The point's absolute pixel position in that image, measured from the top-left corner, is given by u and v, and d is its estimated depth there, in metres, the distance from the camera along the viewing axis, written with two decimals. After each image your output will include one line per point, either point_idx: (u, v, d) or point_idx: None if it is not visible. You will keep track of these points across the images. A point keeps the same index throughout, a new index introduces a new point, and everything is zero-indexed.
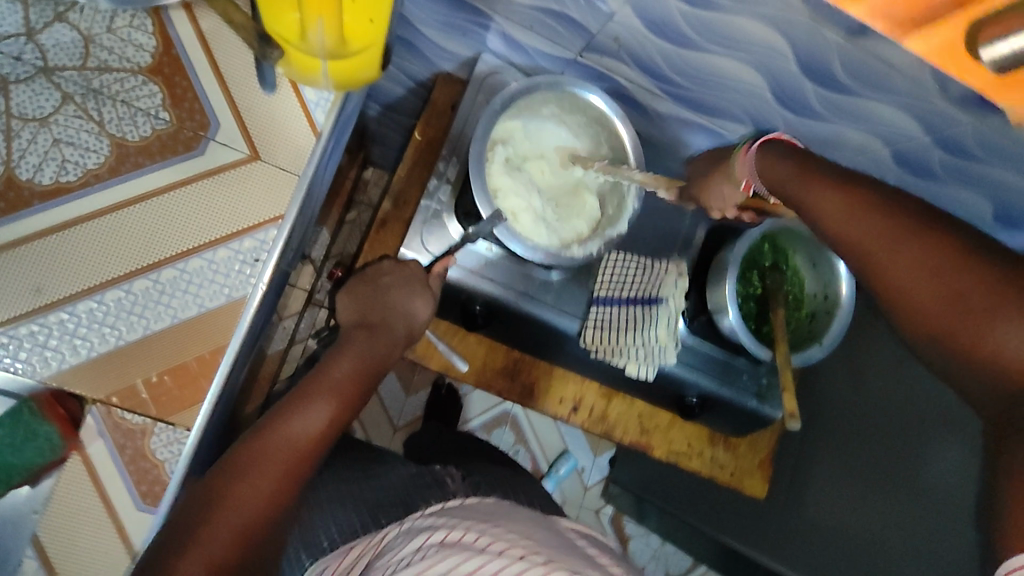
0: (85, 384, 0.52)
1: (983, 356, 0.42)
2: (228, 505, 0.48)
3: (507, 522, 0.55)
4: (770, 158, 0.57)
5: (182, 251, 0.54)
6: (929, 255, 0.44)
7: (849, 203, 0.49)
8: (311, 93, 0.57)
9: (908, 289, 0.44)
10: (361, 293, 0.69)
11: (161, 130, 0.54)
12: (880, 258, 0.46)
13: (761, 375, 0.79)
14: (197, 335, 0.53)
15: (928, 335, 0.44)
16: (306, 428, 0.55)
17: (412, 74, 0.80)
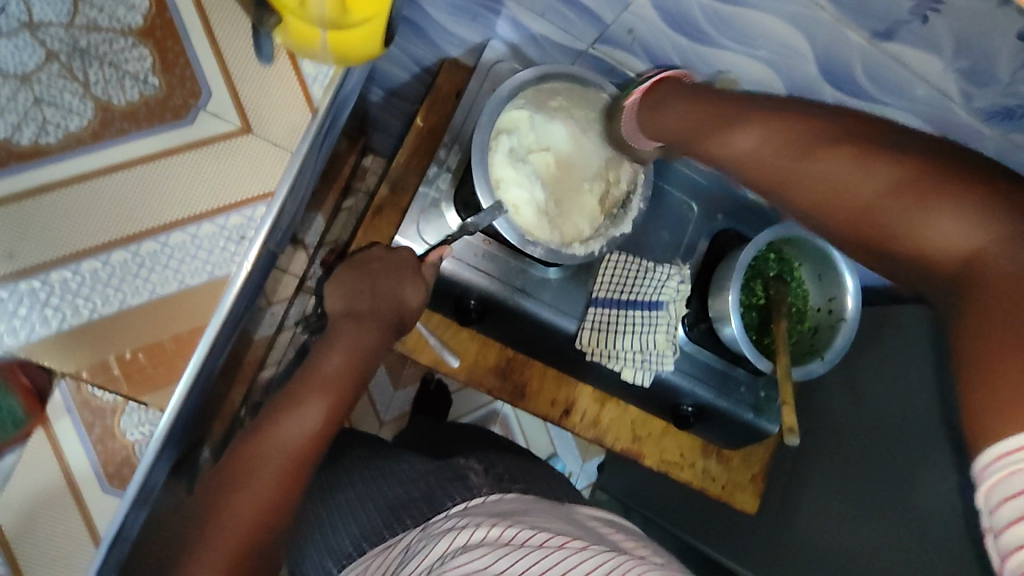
0: (56, 355, 0.51)
1: (922, 243, 0.37)
2: (225, 520, 0.48)
3: (531, 513, 0.54)
4: (670, 98, 0.55)
5: (165, 224, 0.52)
6: (853, 159, 0.40)
7: (768, 134, 0.46)
8: (310, 67, 0.55)
9: (846, 193, 0.40)
10: (348, 280, 0.63)
11: (148, 95, 0.52)
12: (810, 174, 0.42)
13: (759, 388, 0.77)
14: (174, 312, 0.52)
15: (870, 240, 0.40)
16: (296, 432, 0.53)
17: (417, 59, 0.78)
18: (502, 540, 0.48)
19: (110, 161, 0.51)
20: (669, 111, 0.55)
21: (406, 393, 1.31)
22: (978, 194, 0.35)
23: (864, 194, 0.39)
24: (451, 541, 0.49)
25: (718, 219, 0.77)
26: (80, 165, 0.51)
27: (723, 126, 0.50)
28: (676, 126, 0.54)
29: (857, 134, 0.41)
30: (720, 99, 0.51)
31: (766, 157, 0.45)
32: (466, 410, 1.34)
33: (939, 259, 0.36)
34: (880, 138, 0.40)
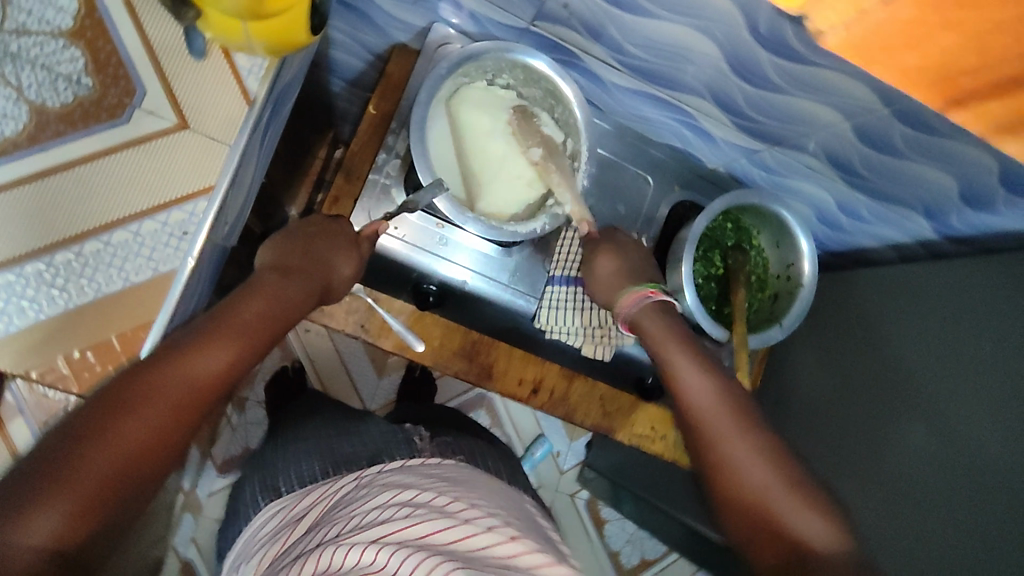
0: (23, 354, 0.55)
1: (789, 539, 0.47)
2: (103, 443, 0.41)
3: (473, 488, 0.59)
4: (645, 321, 0.62)
5: (106, 224, 0.55)
6: (776, 471, 0.50)
7: (722, 413, 0.54)
8: (243, 60, 0.57)
9: (745, 479, 0.51)
10: (283, 243, 0.60)
11: (82, 96, 0.54)
12: (720, 447, 0.53)
13: (722, 357, 0.77)
14: (125, 307, 0.57)
15: (754, 529, 0.49)
16: (209, 365, 0.47)
17: (368, 46, 0.78)
18: (443, 508, 0.53)
19: (60, 158, 0.54)
20: (651, 324, 0.62)
21: (390, 382, 1.32)
22: (822, 513, 0.47)
23: (760, 481, 0.50)
24: (394, 496, 0.54)
25: (674, 191, 0.81)
26: (42, 164, 0.54)
27: (669, 361, 0.59)
28: (647, 330, 0.62)
29: (751, 431, 0.53)
30: (699, 352, 0.60)
31: (705, 431, 0.54)
32: (451, 396, 1.36)
33: (796, 547, 0.47)
34: (771, 444, 0.52)
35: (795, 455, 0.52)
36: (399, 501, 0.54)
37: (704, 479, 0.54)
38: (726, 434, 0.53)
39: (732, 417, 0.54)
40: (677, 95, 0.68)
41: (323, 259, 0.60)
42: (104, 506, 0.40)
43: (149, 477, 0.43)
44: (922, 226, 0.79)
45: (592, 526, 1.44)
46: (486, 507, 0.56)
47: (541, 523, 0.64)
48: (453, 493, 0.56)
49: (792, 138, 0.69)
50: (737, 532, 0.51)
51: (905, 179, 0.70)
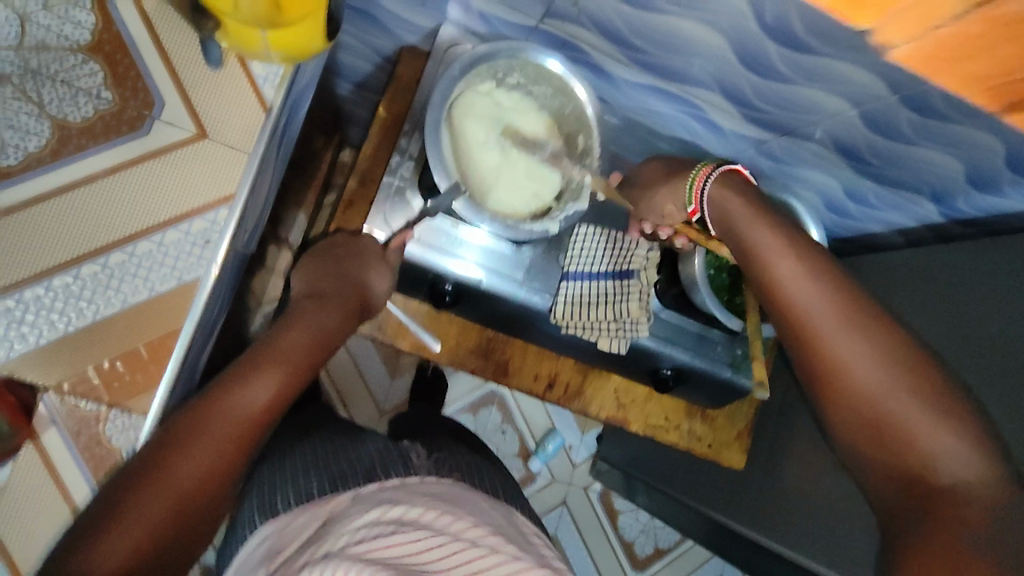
0: (41, 371, 0.54)
1: (927, 465, 0.52)
2: (164, 476, 0.50)
3: (458, 505, 0.62)
4: (725, 202, 0.64)
5: (131, 234, 0.54)
6: (885, 367, 0.54)
7: (851, 322, 0.56)
8: (259, 67, 0.55)
9: (868, 382, 0.54)
10: (318, 265, 0.66)
11: (104, 110, 0.54)
12: (826, 345, 0.56)
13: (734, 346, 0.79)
14: (153, 317, 0.55)
15: (872, 444, 0.55)
16: (251, 402, 0.54)
17: (378, 49, 0.78)
18: (433, 526, 0.57)
19: (78, 172, 0.53)
20: (727, 199, 0.64)
21: (402, 381, 1.32)
22: (954, 426, 0.52)
23: (878, 382, 0.54)
24: (381, 513, 0.57)
25: None
26: (54, 179, 0.53)
27: (766, 260, 0.60)
28: (732, 211, 0.63)
29: (878, 330, 0.56)
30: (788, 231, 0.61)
31: (816, 328, 0.57)
32: (462, 393, 1.37)
33: (925, 467, 0.52)
34: (889, 349, 0.55)
35: (902, 325, 0.56)
36: (390, 518, 0.57)
37: (811, 380, 0.58)
38: (838, 353, 0.56)
39: (842, 321, 0.56)
40: (685, 89, 0.69)
41: (352, 289, 0.65)
42: (184, 520, 0.50)
43: (212, 500, 0.52)
44: (929, 210, 0.80)
45: (605, 518, 1.45)
46: (470, 520, 0.60)
47: (532, 537, 0.65)
48: (442, 509, 0.60)
49: (800, 127, 0.70)
50: (842, 428, 0.57)
51: (912, 165, 0.70)
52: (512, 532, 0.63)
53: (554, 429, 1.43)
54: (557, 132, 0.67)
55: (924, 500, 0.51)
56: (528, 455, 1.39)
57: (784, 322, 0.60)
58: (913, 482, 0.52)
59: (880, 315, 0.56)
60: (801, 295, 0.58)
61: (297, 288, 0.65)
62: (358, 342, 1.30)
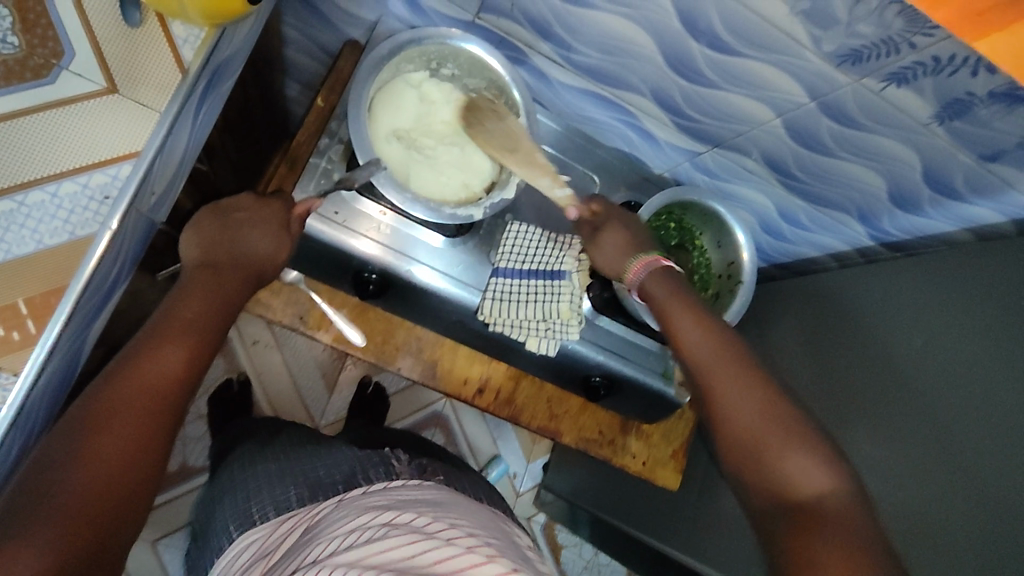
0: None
1: (788, 487, 0.48)
2: (84, 466, 0.43)
3: (453, 512, 0.56)
4: (653, 291, 0.61)
5: (22, 183, 0.49)
6: (761, 411, 0.51)
7: (720, 349, 0.56)
8: (180, 29, 0.53)
9: (740, 421, 0.51)
10: (205, 228, 0.57)
11: (7, 55, 0.49)
12: (715, 390, 0.54)
13: (665, 356, 0.78)
14: (35, 274, 0.49)
15: (748, 473, 0.50)
16: (160, 373, 0.48)
17: (322, 43, 0.78)
18: (428, 530, 0.50)
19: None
20: (662, 287, 0.61)
21: (341, 398, 1.27)
22: (825, 464, 0.48)
23: (760, 425, 0.51)
24: (375, 517, 0.51)
25: (618, 193, 0.80)
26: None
27: (670, 314, 0.59)
28: (655, 292, 0.61)
29: (760, 390, 0.52)
30: (696, 303, 0.60)
31: (701, 373, 0.55)
32: (404, 414, 1.32)
33: (794, 500, 0.47)
34: (768, 392, 0.52)
35: (790, 396, 0.53)
36: (380, 522, 0.50)
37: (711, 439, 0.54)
38: (715, 378, 0.54)
39: (739, 384, 0.53)
40: (619, 94, 0.70)
41: (262, 252, 0.58)
42: (102, 520, 0.43)
43: (138, 485, 0.45)
44: (858, 232, 0.81)
45: (548, 553, 1.40)
46: (466, 527, 0.53)
47: (521, 544, 0.61)
48: (437, 516, 0.53)
49: (731, 138, 0.71)
50: (734, 476, 0.52)
51: (838, 182, 0.72)
52: (506, 540, 0.57)
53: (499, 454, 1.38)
54: None
55: (802, 522, 0.45)
56: None
57: (684, 370, 0.58)
58: (789, 509, 0.47)
59: (766, 386, 0.53)
60: (692, 338, 0.57)
61: (186, 255, 0.56)
62: (296, 355, 1.25)
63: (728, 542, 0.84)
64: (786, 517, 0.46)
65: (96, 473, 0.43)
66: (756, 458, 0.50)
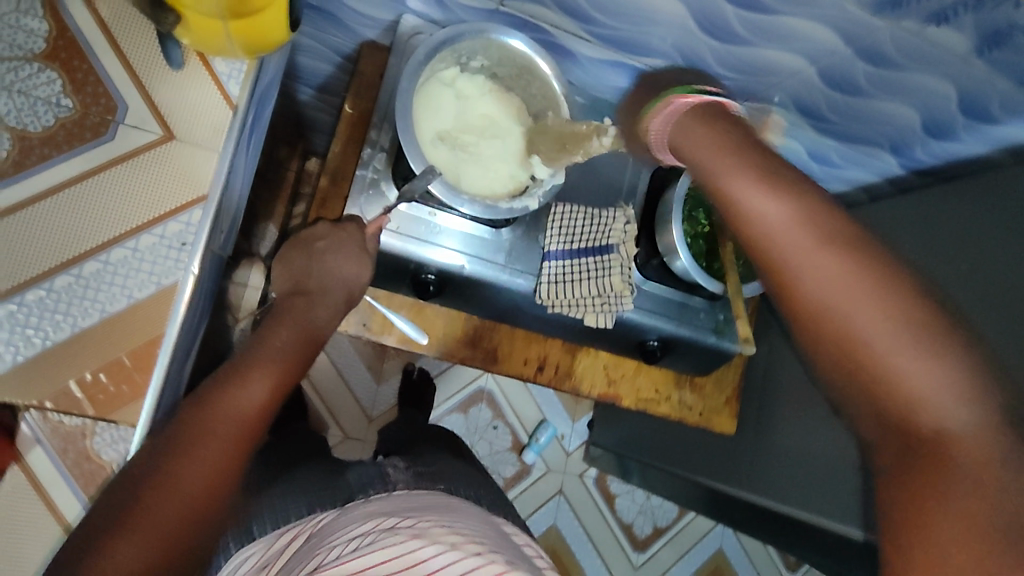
0: (16, 393, 0.48)
1: (918, 413, 0.38)
2: (171, 483, 0.43)
3: (455, 516, 0.52)
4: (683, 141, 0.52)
5: (102, 243, 0.50)
6: (881, 298, 0.40)
7: (843, 260, 0.42)
8: (221, 64, 0.54)
9: (869, 342, 0.40)
10: (293, 262, 0.63)
11: (65, 118, 0.50)
12: (811, 296, 0.42)
13: (716, 311, 0.81)
14: (131, 328, 0.51)
15: (867, 402, 0.40)
16: (249, 400, 0.49)
17: (339, 49, 0.77)
18: (426, 534, 0.46)
19: (52, 181, 0.49)
20: (687, 132, 0.52)
21: (389, 387, 1.31)
22: (931, 354, 0.38)
23: (861, 320, 0.40)
24: (375, 524, 0.48)
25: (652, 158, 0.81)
26: (6, 199, 0.48)
27: (721, 182, 0.47)
28: (696, 145, 0.51)
29: (881, 292, 0.40)
30: (734, 150, 0.48)
31: (791, 292, 0.43)
32: (450, 394, 1.34)
33: (914, 416, 0.38)
34: (899, 284, 0.41)
35: (917, 274, 0.42)
36: (377, 529, 0.47)
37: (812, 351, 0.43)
38: (832, 290, 0.41)
39: (841, 268, 0.42)
40: (647, 61, 0.69)
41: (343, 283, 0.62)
42: (187, 537, 0.43)
43: (223, 506, 0.46)
44: (889, 162, 0.82)
45: (603, 503, 1.42)
46: (465, 530, 0.49)
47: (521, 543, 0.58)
48: (436, 520, 0.49)
49: (761, 90, 0.71)
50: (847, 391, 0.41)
51: (871, 120, 0.73)
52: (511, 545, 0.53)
53: (545, 419, 1.39)
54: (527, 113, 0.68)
55: (925, 458, 0.38)
56: (521, 448, 1.36)
57: (769, 278, 0.45)
58: (903, 425, 0.39)
59: (862, 286, 0.41)
60: (768, 226, 0.44)
61: (280, 288, 0.63)
62: (341, 352, 1.28)
63: (790, 475, 0.86)
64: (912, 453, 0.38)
65: (186, 491, 0.43)
66: (896, 408, 0.39)
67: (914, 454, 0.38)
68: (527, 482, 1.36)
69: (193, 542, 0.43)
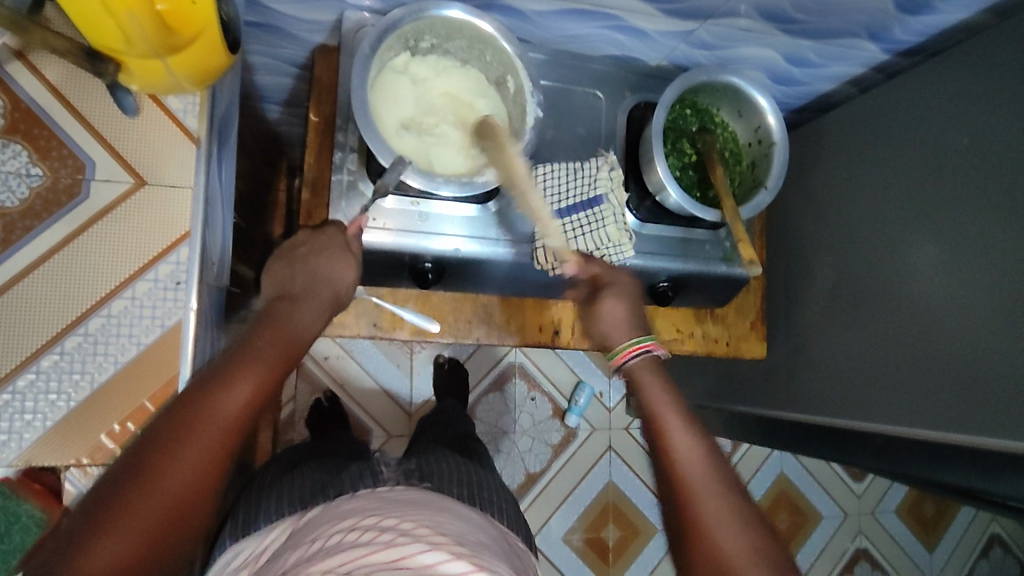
0: (54, 454, 0.50)
1: None
2: (148, 488, 0.41)
3: (439, 513, 0.51)
4: (640, 373, 0.59)
5: (101, 297, 0.51)
6: (752, 547, 0.47)
7: (747, 527, 0.48)
8: (174, 101, 0.54)
9: (731, 566, 0.46)
10: (277, 271, 0.60)
11: (39, 187, 0.51)
12: (701, 507, 0.49)
13: (722, 239, 0.80)
14: (147, 372, 0.52)
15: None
16: (230, 403, 0.46)
17: (290, 59, 0.76)
18: (411, 533, 0.46)
19: (40, 250, 0.50)
20: (648, 377, 0.59)
21: (422, 380, 1.32)
22: None
23: (751, 562, 0.47)
24: (360, 519, 0.48)
25: (626, 98, 0.79)
26: (1, 275, 0.50)
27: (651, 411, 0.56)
28: (643, 381, 0.59)
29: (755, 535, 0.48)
30: (688, 410, 0.56)
31: (691, 491, 0.50)
32: (483, 375, 1.35)
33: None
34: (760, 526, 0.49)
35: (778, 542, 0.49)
36: (365, 525, 0.47)
37: (678, 549, 0.50)
38: (707, 533, 0.48)
39: (730, 515, 0.49)
40: (599, 2, 0.67)
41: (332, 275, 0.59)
42: (161, 547, 0.41)
43: (202, 513, 0.43)
44: (872, 50, 0.78)
45: None
46: (448, 529, 0.49)
47: (511, 549, 0.56)
48: (418, 518, 0.49)
49: (722, 6, 0.68)
50: None
51: (843, 11, 0.70)
52: (498, 548, 0.52)
53: (581, 381, 1.40)
54: (486, 82, 0.67)
55: None
56: (562, 413, 1.37)
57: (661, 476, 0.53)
58: None
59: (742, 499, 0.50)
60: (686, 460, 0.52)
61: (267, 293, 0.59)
62: (368, 355, 1.30)
63: (830, 386, 0.85)
64: None
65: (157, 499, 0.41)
66: None
67: None
68: (575, 445, 1.37)
69: (167, 549, 0.41)
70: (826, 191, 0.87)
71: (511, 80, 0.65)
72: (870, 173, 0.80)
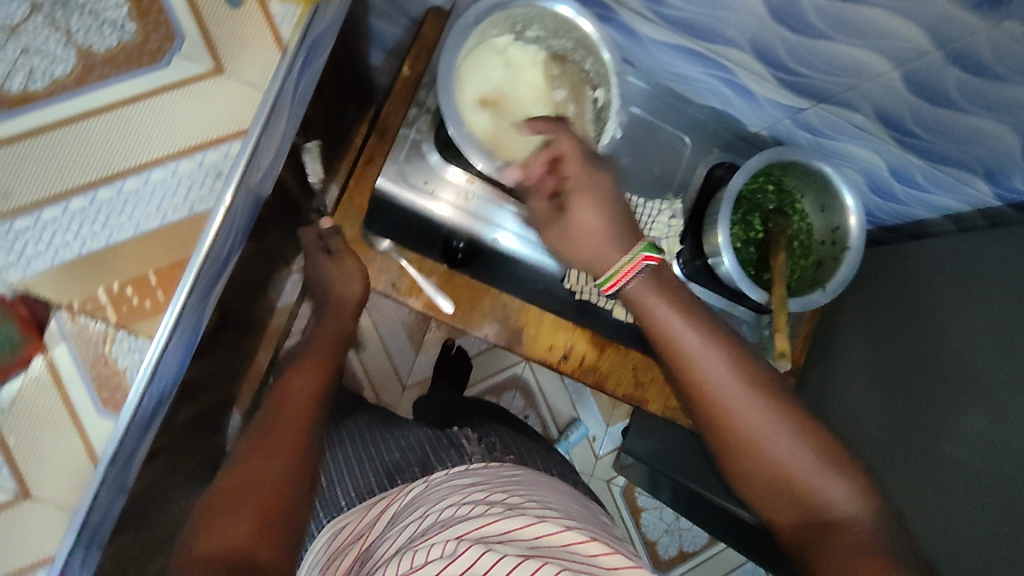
0: (51, 290, 0.51)
1: (820, 506, 0.49)
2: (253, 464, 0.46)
3: (541, 491, 0.57)
4: (636, 295, 0.56)
5: (144, 163, 0.53)
6: (789, 436, 0.51)
7: (782, 419, 0.51)
8: (277, 7, 0.55)
9: (776, 458, 0.50)
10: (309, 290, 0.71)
11: (127, 41, 0.52)
12: (729, 416, 0.52)
13: (762, 327, 0.76)
14: (162, 246, 0.53)
15: (772, 497, 0.52)
16: (300, 390, 0.54)
17: (406, 11, 0.77)
18: (522, 507, 0.51)
19: (106, 100, 0.52)
20: (642, 292, 0.56)
21: (426, 358, 1.31)
22: (846, 476, 0.50)
23: (792, 454, 0.50)
24: (467, 495, 0.52)
25: (712, 153, 0.77)
26: (67, 110, 0.51)
27: (659, 331, 0.55)
28: (639, 296, 0.56)
29: (805, 432, 0.51)
30: (687, 307, 0.56)
31: (720, 409, 0.52)
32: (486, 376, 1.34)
33: (822, 512, 0.49)
34: (809, 426, 0.52)
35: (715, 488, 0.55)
36: (473, 499, 0.52)
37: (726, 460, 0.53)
38: (742, 436, 0.51)
39: (772, 421, 0.51)
40: (717, 49, 0.64)
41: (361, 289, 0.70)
42: (279, 513, 0.44)
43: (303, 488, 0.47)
44: (983, 191, 0.72)
45: (627, 514, 1.37)
46: (551, 504, 0.54)
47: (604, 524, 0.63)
48: (521, 494, 0.54)
49: (840, 93, 0.65)
50: (754, 494, 0.52)
51: (965, 141, 0.65)
52: (591, 517, 0.58)
53: (578, 418, 1.37)
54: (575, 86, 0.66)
55: (833, 534, 0.48)
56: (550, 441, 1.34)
57: (686, 391, 0.55)
58: (814, 522, 0.49)
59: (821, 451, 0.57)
60: (708, 372, 0.53)
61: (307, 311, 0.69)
62: (386, 318, 1.30)
63: None
64: (788, 494, 0.51)
65: (267, 469, 0.46)
66: (782, 483, 0.51)
67: (811, 532, 0.49)
68: None
69: (288, 521, 0.44)
70: (891, 318, 0.81)
71: (561, 91, 0.65)
72: (937, 315, 0.74)
